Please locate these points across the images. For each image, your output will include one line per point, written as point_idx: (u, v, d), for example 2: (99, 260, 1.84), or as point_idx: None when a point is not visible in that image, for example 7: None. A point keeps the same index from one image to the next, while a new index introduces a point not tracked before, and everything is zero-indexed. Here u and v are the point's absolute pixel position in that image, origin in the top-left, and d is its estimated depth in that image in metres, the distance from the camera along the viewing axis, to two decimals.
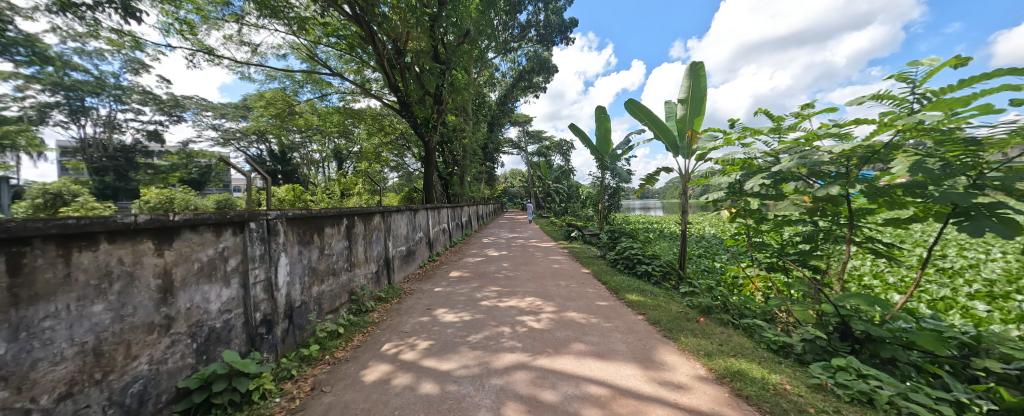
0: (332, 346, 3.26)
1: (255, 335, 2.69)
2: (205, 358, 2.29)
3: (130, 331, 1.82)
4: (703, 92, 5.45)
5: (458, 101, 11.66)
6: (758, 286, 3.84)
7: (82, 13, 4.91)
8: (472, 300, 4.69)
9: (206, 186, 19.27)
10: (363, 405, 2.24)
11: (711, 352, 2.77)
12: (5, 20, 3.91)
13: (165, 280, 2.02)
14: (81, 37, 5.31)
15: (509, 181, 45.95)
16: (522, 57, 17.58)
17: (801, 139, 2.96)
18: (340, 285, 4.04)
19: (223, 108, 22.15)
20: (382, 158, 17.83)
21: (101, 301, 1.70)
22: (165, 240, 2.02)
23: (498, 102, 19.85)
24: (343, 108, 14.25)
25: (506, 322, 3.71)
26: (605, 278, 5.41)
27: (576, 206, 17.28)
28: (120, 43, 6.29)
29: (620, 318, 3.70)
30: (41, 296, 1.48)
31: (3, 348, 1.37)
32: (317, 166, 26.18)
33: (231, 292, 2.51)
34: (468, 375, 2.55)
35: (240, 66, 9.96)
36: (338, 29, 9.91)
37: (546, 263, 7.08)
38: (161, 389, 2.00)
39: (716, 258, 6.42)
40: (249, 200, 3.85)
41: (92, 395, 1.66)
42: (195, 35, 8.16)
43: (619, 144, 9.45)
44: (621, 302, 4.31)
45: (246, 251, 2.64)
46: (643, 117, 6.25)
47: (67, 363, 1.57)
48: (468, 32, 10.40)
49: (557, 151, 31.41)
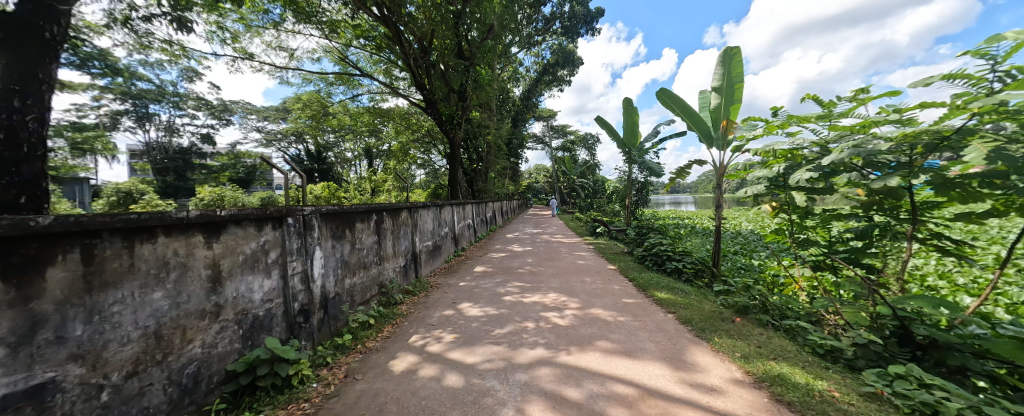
0: (364, 336, 3.40)
1: (293, 324, 2.84)
2: (250, 344, 2.45)
3: (185, 318, 1.98)
4: (738, 78, 5.12)
5: (481, 97, 11.72)
6: (801, 285, 3.59)
7: (138, 27, 5.31)
8: (496, 294, 4.72)
9: (251, 184, 20.73)
10: (392, 395, 2.31)
11: (748, 354, 2.63)
12: (81, 37, 4.35)
13: (214, 270, 2.18)
14: (143, 50, 5.83)
15: (532, 176, 45.81)
16: (546, 51, 17.46)
17: (855, 126, 2.73)
18: (370, 278, 4.20)
19: (265, 111, 23.47)
20: (410, 156, 18.35)
21: (160, 290, 1.85)
22: (214, 234, 2.17)
23: (522, 97, 19.93)
24: (373, 108, 14.84)
25: (529, 317, 3.70)
26: (632, 274, 5.28)
27: (602, 201, 16.97)
28: (172, 52, 6.73)
29: (649, 316, 3.59)
30: (109, 284, 1.62)
31: (80, 330, 1.52)
32: (349, 164, 27.33)
33: (272, 283, 2.66)
34: (493, 369, 2.57)
35: (280, 70, 10.63)
36: (367, 30, 10.17)
37: (570, 259, 7.02)
38: (213, 370, 2.16)
39: (753, 256, 6.06)
40: (287, 196, 4.07)
41: (154, 374, 1.82)
42: (238, 42, 8.70)
43: (648, 137, 9.16)
44: (649, 300, 4.18)
45: (284, 244, 2.79)
46: (675, 107, 6.00)
47: (133, 345, 1.72)
48: (491, 27, 10.43)
49: (582, 145, 30.94)
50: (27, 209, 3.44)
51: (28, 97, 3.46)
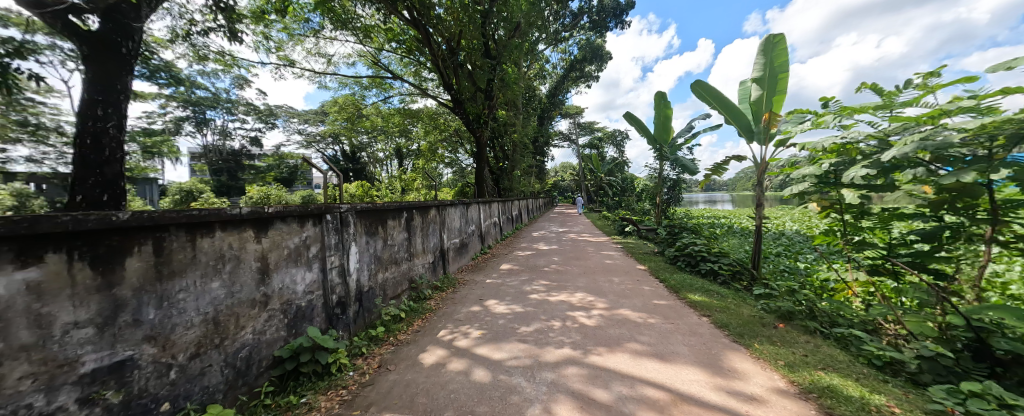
0: (395, 329, 3.53)
1: (332, 315, 3.01)
2: (294, 332, 2.62)
3: (238, 306, 2.15)
4: (782, 67, 4.78)
5: (508, 96, 11.78)
6: (855, 291, 3.31)
7: (197, 40, 5.80)
8: (522, 292, 4.74)
9: (293, 183, 22.21)
10: (422, 387, 2.38)
11: (793, 363, 2.47)
12: (151, 51, 4.84)
13: (263, 263, 2.35)
14: (201, 60, 6.38)
15: (559, 174, 45.47)
16: (573, 46, 17.20)
17: (922, 116, 2.48)
18: (401, 273, 4.34)
19: (306, 115, 24.94)
20: (438, 155, 18.79)
21: (218, 279, 2.02)
22: (262, 229, 2.34)
23: (549, 95, 19.82)
24: (404, 110, 15.35)
25: (556, 316, 3.68)
26: (663, 275, 5.11)
27: (631, 200, 16.51)
28: (225, 61, 7.29)
29: (682, 319, 3.45)
30: (176, 273, 1.79)
31: (153, 313, 1.68)
32: (381, 164, 28.45)
33: (313, 275, 2.83)
34: (520, 366, 2.58)
35: (318, 76, 11.25)
36: (398, 34, 10.47)
37: (597, 258, 6.91)
38: (262, 355, 2.33)
39: (798, 258, 5.66)
40: (325, 194, 4.30)
41: (213, 357, 1.99)
42: (281, 50, 9.28)
43: (681, 132, 8.79)
44: (681, 302, 4.03)
45: (323, 239, 2.95)
46: (711, 100, 5.72)
47: (195, 329, 1.89)
48: (518, 25, 10.44)
49: (610, 142, 30.33)
50: (109, 204, 4.20)
51: (109, 106, 4.16)
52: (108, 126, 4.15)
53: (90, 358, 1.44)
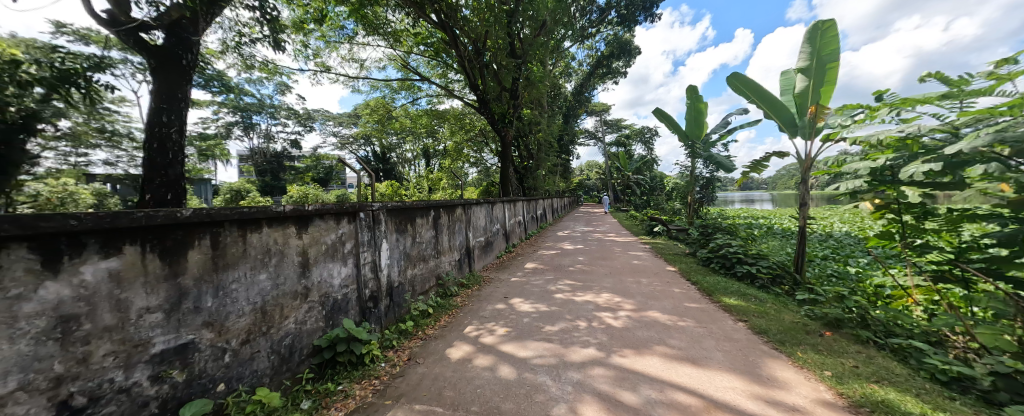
0: (424, 324, 3.64)
1: (365, 308, 3.15)
2: (331, 323, 2.77)
3: (282, 297, 2.30)
4: (832, 56, 4.43)
5: (534, 95, 11.76)
6: (917, 299, 3.03)
7: (245, 51, 6.23)
8: (547, 291, 4.72)
9: (328, 183, 23.37)
10: (449, 380, 2.44)
11: (842, 374, 2.31)
12: (207, 62, 5.29)
13: (303, 257, 2.49)
14: (247, 69, 6.86)
15: (584, 173, 44.77)
16: (600, 42, 16.82)
17: (998, 107, 2.23)
18: (428, 270, 4.46)
19: (340, 118, 26.16)
20: (463, 155, 19.08)
21: (265, 272, 2.17)
22: (303, 226, 2.48)
23: (575, 93, 19.55)
24: (431, 111, 15.72)
25: (582, 316, 3.64)
26: (695, 277, 4.91)
27: (661, 199, 15.94)
28: (268, 69, 7.78)
29: (715, 323, 3.31)
30: (230, 265, 1.94)
31: (211, 301, 1.84)
32: (410, 164, 29.30)
33: (348, 270, 2.98)
34: (546, 365, 2.58)
35: (352, 80, 11.75)
36: (426, 37, 10.72)
37: (625, 259, 6.74)
38: (303, 344, 2.48)
39: (848, 263, 5.24)
40: (358, 193, 4.50)
41: (261, 343, 2.14)
42: (318, 57, 9.78)
43: (716, 128, 8.39)
44: (715, 305, 3.86)
45: (357, 236, 3.10)
46: (749, 93, 5.41)
47: (246, 317, 2.04)
48: (544, 23, 10.37)
49: (638, 139, 29.49)
50: (172, 202, 4.61)
51: (173, 114, 4.59)
52: (171, 132, 4.55)
53: (158, 340, 1.60)
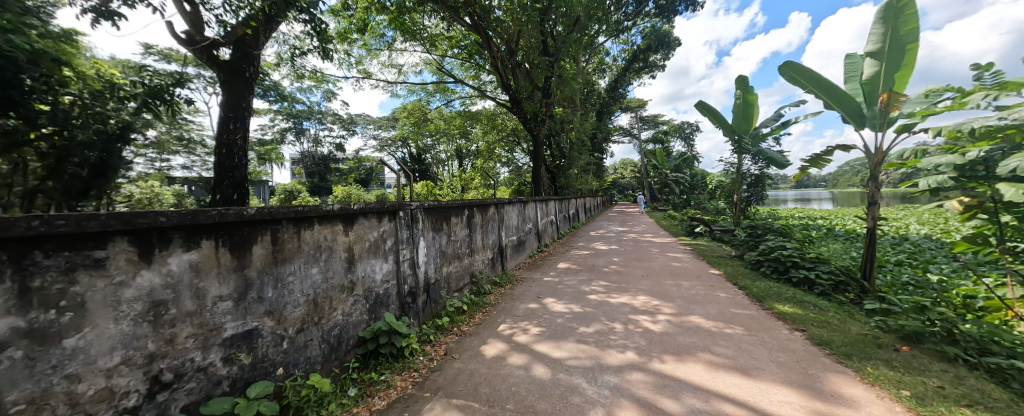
0: (459, 320, 3.73)
1: (404, 303, 3.29)
2: (374, 316, 2.92)
3: (331, 290, 2.46)
4: (909, 36, 3.94)
5: (567, 92, 11.63)
6: (1020, 313, 2.61)
7: (297, 62, 6.73)
8: (581, 292, 4.64)
9: (368, 184, 24.64)
10: (485, 377, 2.47)
11: (922, 395, 2.05)
12: (265, 74, 5.78)
13: (350, 253, 2.65)
14: (298, 79, 7.42)
15: (619, 172, 43.53)
16: (636, 36, 16.24)
17: None
18: (463, 268, 4.56)
19: (379, 121, 27.48)
20: (496, 155, 19.23)
21: (316, 266, 2.33)
22: (349, 224, 2.64)
23: (609, 89, 19.04)
24: (464, 112, 16.04)
25: (618, 319, 3.54)
26: (742, 282, 4.59)
27: (703, 198, 15.07)
28: (317, 78, 8.36)
29: (767, 331, 3.07)
30: (287, 259, 2.11)
31: (271, 292, 2.01)
32: (444, 164, 30.11)
33: (389, 266, 3.12)
34: (581, 367, 2.54)
35: (390, 85, 12.28)
36: (460, 40, 10.95)
37: (663, 260, 6.45)
38: (350, 335, 2.64)
39: (929, 269, 4.63)
40: (397, 192, 4.70)
41: (313, 333, 2.30)
42: (359, 64, 10.35)
43: (768, 121, 7.79)
44: (766, 312, 3.59)
45: (397, 234, 3.23)
46: (806, 81, 4.95)
47: (301, 308, 2.21)
48: (578, 19, 10.20)
49: (677, 135, 28.10)
50: (237, 202, 5.07)
51: (238, 122, 5.07)
52: (236, 138, 5.04)
53: (229, 326, 1.77)
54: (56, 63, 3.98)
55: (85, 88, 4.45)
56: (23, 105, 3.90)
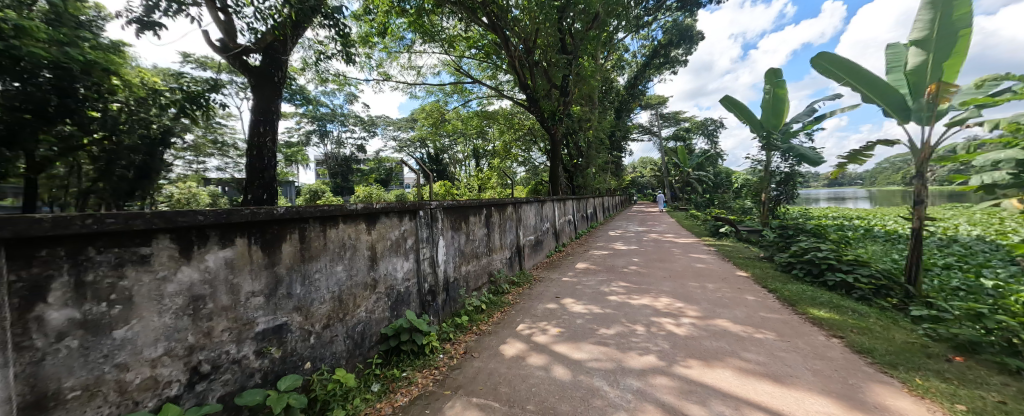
0: (477, 319, 3.74)
1: (424, 301, 3.33)
2: (396, 313, 2.98)
3: (355, 288, 2.52)
4: (962, 21, 3.63)
5: (585, 90, 11.49)
6: None
7: (321, 66, 6.96)
8: (600, 293, 4.57)
9: (388, 184, 25.22)
10: (504, 377, 2.47)
11: (979, 409, 1.89)
12: (292, 79, 6.01)
13: (372, 251, 2.71)
14: (322, 83, 7.69)
15: (638, 171, 42.68)
16: (657, 31, 15.86)
17: None
18: (481, 267, 4.58)
19: (399, 122, 28.06)
20: (512, 154, 19.23)
21: (341, 264, 2.40)
22: (371, 223, 2.69)
23: (628, 86, 18.68)
24: (481, 112, 16.14)
25: (639, 321, 3.46)
26: (772, 285, 4.39)
27: (728, 197, 14.53)
28: (340, 81, 8.62)
29: (800, 337, 2.92)
30: (314, 257, 2.18)
31: (299, 289, 2.08)
32: (461, 164, 30.42)
33: (410, 264, 3.17)
34: (602, 369, 2.50)
35: (409, 86, 12.51)
36: (478, 40, 11.01)
37: (686, 261, 6.27)
38: (373, 331, 2.70)
39: (983, 274, 4.27)
40: (417, 191, 4.78)
41: (338, 329, 2.36)
42: (380, 67, 10.60)
43: (800, 116, 7.41)
44: (799, 317, 3.41)
45: (417, 233, 3.29)
46: (842, 71, 4.67)
47: (327, 304, 2.28)
48: (597, 15, 10.06)
49: (700, 132, 27.27)
50: (267, 202, 5.29)
51: (268, 125, 5.29)
52: (266, 141, 5.26)
53: (261, 321, 1.85)
54: (107, 72, 4.30)
55: (131, 96, 4.77)
56: (77, 112, 4.20)
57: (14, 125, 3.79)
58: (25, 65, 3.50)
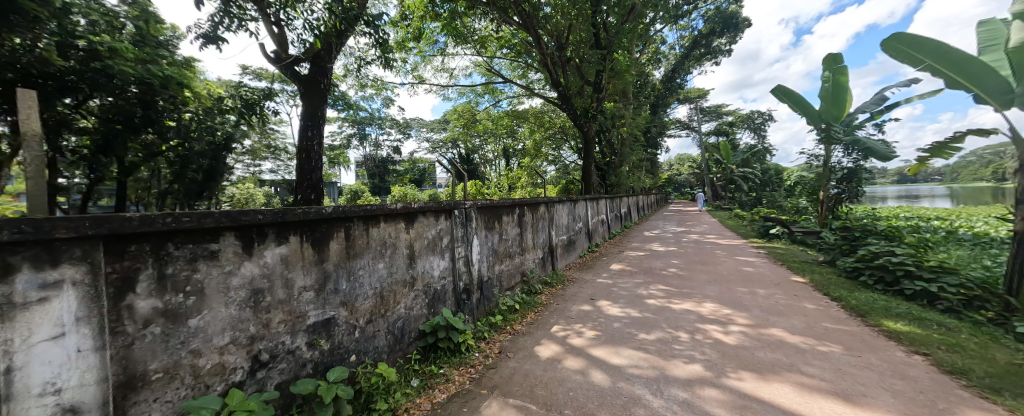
0: (512, 319, 3.74)
1: (459, 299, 3.39)
2: (433, 310, 3.05)
3: (395, 284, 2.60)
4: None
5: (619, 85, 11.13)
6: None
7: (361, 72, 7.31)
8: (638, 296, 4.40)
9: (422, 184, 26.04)
10: (541, 379, 2.45)
11: None
12: (335, 85, 6.35)
13: (411, 250, 2.79)
14: (362, 88, 8.09)
15: (675, 168, 40.84)
16: (698, 20, 15.04)
17: None
18: (514, 267, 4.58)
19: (432, 124, 28.87)
20: (543, 154, 19.10)
21: (382, 261, 2.49)
22: (410, 221, 2.77)
23: (665, 79, 17.88)
24: (512, 112, 16.18)
25: (682, 327, 3.28)
26: (835, 293, 3.98)
27: (778, 196, 13.45)
28: (378, 85, 9.03)
29: (873, 353, 2.62)
30: (358, 255, 2.28)
31: (345, 285, 2.18)
32: (491, 164, 30.72)
33: (446, 263, 3.24)
34: (644, 377, 2.40)
35: (442, 88, 12.81)
36: (508, 40, 11.04)
37: (732, 264, 5.87)
38: (411, 328, 2.78)
39: None
40: (451, 190, 4.89)
41: (380, 324, 2.45)
42: (414, 71, 10.95)
43: (867, 105, 6.67)
44: (870, 329, 3.06)
45: (453, 232, 3.34)
46: (921, 48, 4.10)
47: (370, 300, 2.37)
48: (633, 6, 9.70)
49: (744, 126, 25.53)
50: (315, 202, 5.64)
51: (314, 129, 5.64)
52: (313, 144, 5.62)
53: (312, 314, 1.96)
54: (180, 85, 4.72)
55: (199, 106, 5.26)
56: (156, 122, 4.82)
57: (108, 134, 4.51)
58: (116, 82, 4.08)
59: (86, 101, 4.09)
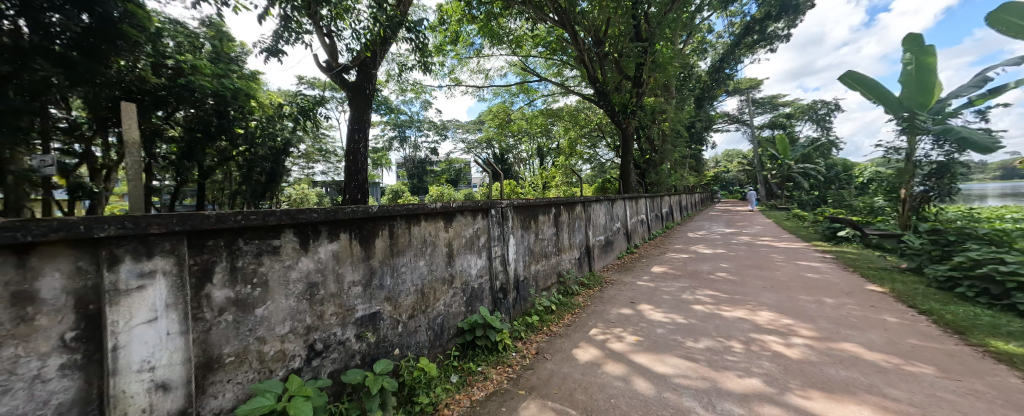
0: (548, 320, 3.70)
1: (496, 298, 3.41)
2: (471, 308, 3.10)
3: (435, 282, 2.68)
4: None
5: (660, 79, 10.58)
6: None
7: (401, 77, 7.62)
8: (683, 301, 4.15)
9: (458, 183, 26.64)
10: (581, 383, 2.39)
11: None
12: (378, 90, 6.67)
13: (449, 248, 2.85)
14: (402, 92, 8.43)
15: (722, 165, 38.23)
16: (750, 5, 13.91)
17: None
18: (550, 267, 4.52)
19: (467, 125, 29.44)
20: (578, 152, 18.75)
21: (423, 259, 2.57)
22: (449, 220, 2.84)
23: (712, 70, 16.76)
24: (547, 110, 16.03)
25: (735, 336, 3.04)
26: (923, 305, 3.47)
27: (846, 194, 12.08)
28: (417, 89, 9.36)
29: (975, 377, 2.25)
30: (401, 252, 2.36)
31: (389, 281, 2.27)
32: (525, 163, 30.71)
33: (483, 262, 3.27)
34: (693, 388, 2.25)
35: (478, 90, 12.99)
36: (543, 38, 10.94)
37: (791, 270, 5.36)
38: (450, 324, 2.84)
39: None
40: (487, 189, 4.94)
41: (421, 319, 2.53)
42: (451, 74, 11.22)
43: (964, 89, 5.76)
44: (971, 349, 2.64)
45: (489, 231, 3.37)
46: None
47: (412, 296, 2.46)
48: None
49: (804, 118, 23.25)
50: (360, 201, 5.98)
51: (360, 133, 5.97)
52: (359, 147, 5.95)
53: (360, 308, 2.07)
54: (248, 96, 5.26)
55: (263, 115, 5.87)
56: (228, 130, 5.39)
57: (191, 142, 5.11)
58: (197, 95, 4.62)
59: (174, 113, 4.69)
